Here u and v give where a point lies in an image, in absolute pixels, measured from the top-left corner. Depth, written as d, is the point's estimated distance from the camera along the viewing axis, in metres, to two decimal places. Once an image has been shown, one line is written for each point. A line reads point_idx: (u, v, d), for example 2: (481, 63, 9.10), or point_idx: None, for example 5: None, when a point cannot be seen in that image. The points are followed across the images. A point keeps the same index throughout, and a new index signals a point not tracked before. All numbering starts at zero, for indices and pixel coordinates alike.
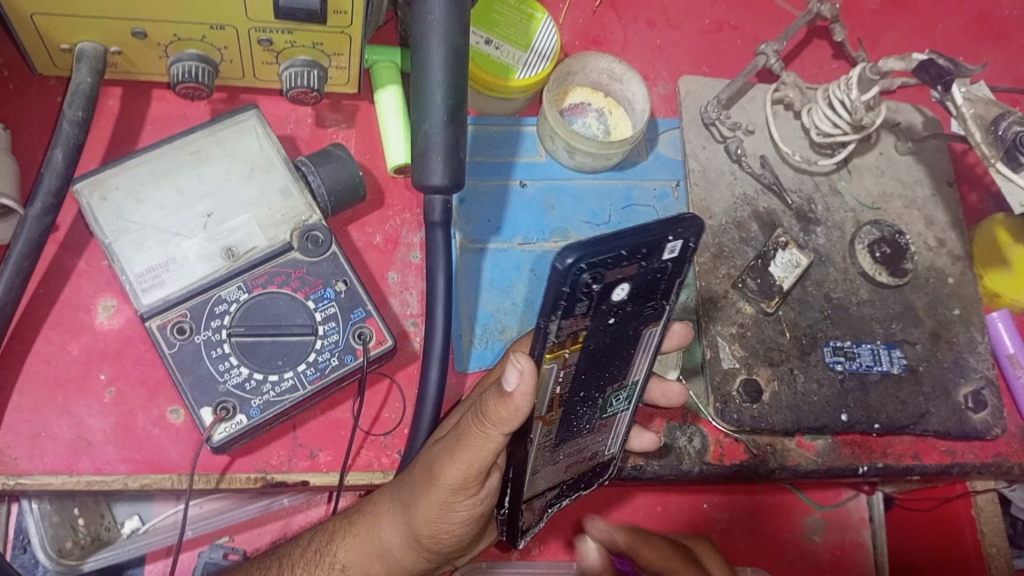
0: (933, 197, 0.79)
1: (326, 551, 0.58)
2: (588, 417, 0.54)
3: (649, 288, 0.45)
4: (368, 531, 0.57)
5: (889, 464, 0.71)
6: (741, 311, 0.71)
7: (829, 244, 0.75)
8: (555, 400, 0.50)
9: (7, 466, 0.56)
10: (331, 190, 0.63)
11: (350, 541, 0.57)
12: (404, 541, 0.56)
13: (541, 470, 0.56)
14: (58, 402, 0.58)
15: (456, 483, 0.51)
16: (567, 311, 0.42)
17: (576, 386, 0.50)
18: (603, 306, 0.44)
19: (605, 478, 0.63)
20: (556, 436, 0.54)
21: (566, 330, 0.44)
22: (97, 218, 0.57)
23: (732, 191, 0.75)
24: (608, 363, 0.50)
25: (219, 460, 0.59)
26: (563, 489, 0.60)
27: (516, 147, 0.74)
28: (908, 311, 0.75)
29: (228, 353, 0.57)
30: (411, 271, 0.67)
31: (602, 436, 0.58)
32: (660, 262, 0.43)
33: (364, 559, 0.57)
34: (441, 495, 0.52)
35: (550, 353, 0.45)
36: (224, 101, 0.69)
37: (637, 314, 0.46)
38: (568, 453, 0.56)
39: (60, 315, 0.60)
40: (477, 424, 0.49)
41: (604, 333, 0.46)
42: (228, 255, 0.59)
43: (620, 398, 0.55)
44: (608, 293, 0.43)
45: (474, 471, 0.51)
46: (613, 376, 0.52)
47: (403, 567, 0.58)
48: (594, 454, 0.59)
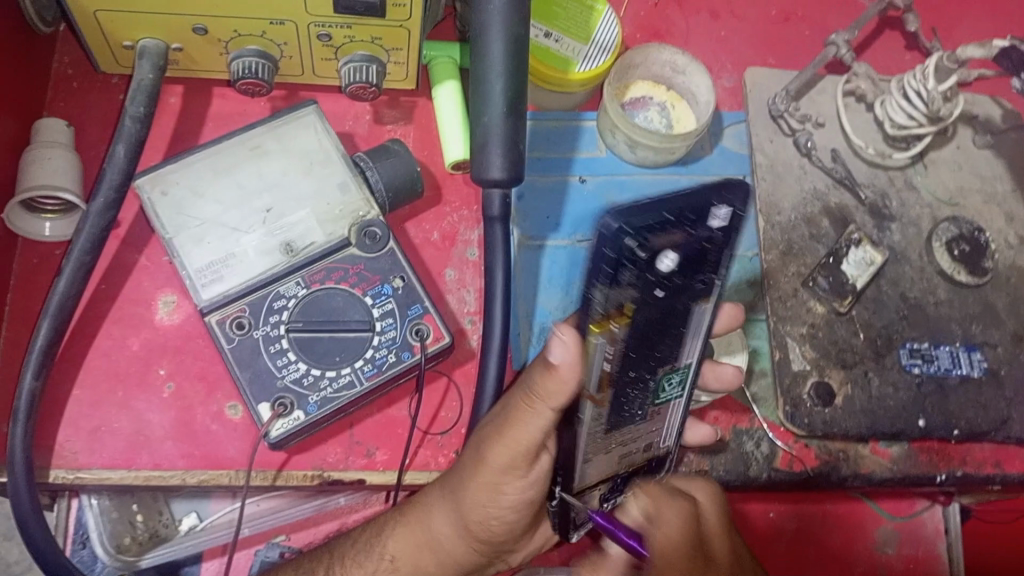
0: (1014, 192, 0.75)
1: (377, 540, 0.58)
2: (641, 404, 0.52)
3: (698, 259, 0.44)
4: (418, 521, 0.57)
5: (969, 473, 0.67)
6: (812, 310, 0.68)
7: (905, 241, 0.72)
8: (603, 379, 0.48)
9: (67, 459, 0.56)
10: (390, 186, 0.62)
11: (399, 531, 0.57)
12: (452, 530, 0.56)
13: (592, 461, 0.53)
14: (118, 397, 0.58)
15: (503, 464, 0.52)
16: (612, 278, 0.42)
17: (627, 367, 0.48)
18: (651, 276, 0.43)
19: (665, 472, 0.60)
20: (607, 422, 0.52)
21: (612, 301, 0.44)
22: (158, 213, 0.57)
23: (801, 185, 0.72)
24: (659, 343, 0.48)
25: (276, 456, 0.58)
26: (616, 483, 0.58)
27: (575, 143, 0.72)
28: (989, 312, 0.71)
29: (286, 348, 0.57)
30: (468, 268, 0.66)
31: (657, 426, 0.55)
32: (709, 230, 0.43)
33: (414, 549, 0.57)
34: (489, 475, 0.53)
35: (596, 325, 0.45)
36: (283, 98, 0.69)
37: (688, 287, 0.46)
38: (622, 441, 0.54)
39: (120, 310, 0.60)
40: (525, 401, 0.49)
41: (652, 308, 0.45)
42: (287, 250, 0.58)
43: (672, 383, 0.53)
44: (657, 260, 0.42)
45: (523, 451, 0.51)
46: (664, 359, 0.50)
47: (452, 559, 0.57)
48: (648, 444, 0.56)
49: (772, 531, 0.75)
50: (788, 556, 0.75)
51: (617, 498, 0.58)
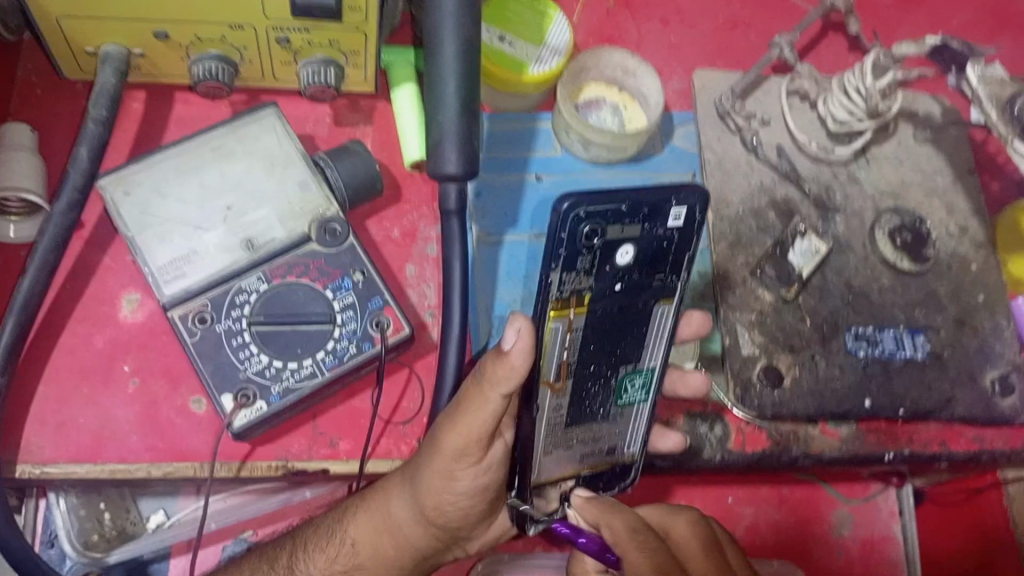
0: (954, 185, 0.78)
1: (339, 526, 0.60)
2: (601, 400, 0.57)
3: (656, 257, 0.52)
4: (377, 507, 0.58)
5: (916, 451, 0.70)
6: (760, 298, 0.70)
7: (848, 231, 0.75)
8: (562, 367, 0.54)
9: (33, 454, 0.57)
10: (349, 183, 0.64)
11: (360, 517, 0.59)
12: (410, 515, 0.57)
13: (553, 453, 0.56)
14: (83, 393, 0.59)
15: (457, 449, 0.53)
16: (569, 264, 0.50)
17: (585, 357, 0.54)
18: (608, 268, 0.51)
19: (627, 484, 0.61)
20: (567, 415, 0.56)
21: (570, 287, 0.51)
22: (121, 212, 0.59)
23: (749, 180, 0.75)
24: (619, 338, 0.55)
25: (240, 448, 0.60)
26: (579, 482, 0.59)
27: (531, 143, 0.74)
28: (931, 298, 0.74)
29: (248, 342, 0.58)
30: (428, 263, 0.68)
31: (620, 427, 0.59)
32: (664, 228, 0.51)
33: (373, 534, 0.58)
34: (445, 461, 0.54)
35: (554, 309, 0.51)
36: (245, 102, 0.70)
37: (647, 285, 0.53)
38: (582, 439, 0.57)
39: (86, 309, 0.61)
40: (476, 385, 0.51)
41: (611, 301, 0.52)
42: (248, 246, 0.60)
43: (635, 387, 0.58)
44: (613, 251, 0.50)
45: (476, 436, 0.53)
46: (624, 355, 0.56)
47: (410, 547, 0.59)
48: (611, 448, 0.59)
49: (731, 516, 0.76)
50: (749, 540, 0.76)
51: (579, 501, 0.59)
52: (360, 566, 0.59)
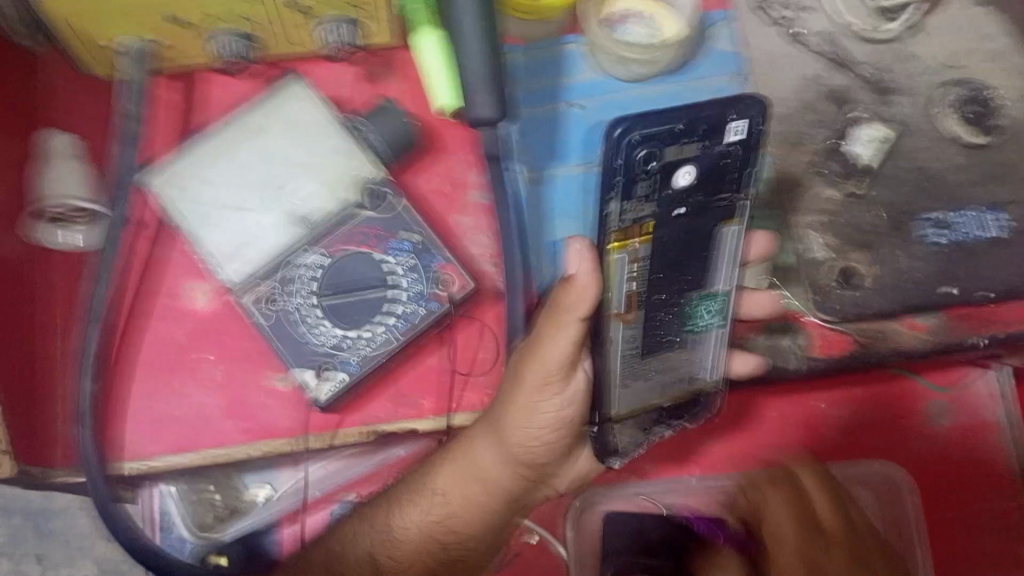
0: (1022, 43, 0.73)
1: (428, 478, 0.61)
2: (676, 327, 0.57)
3: (719, 176, 0.52)
4: (464, 454, 0.60)
5: (1012, 334, 0.66)
6: (828, 198, 0.68)
7: (913, 111, 0.71)
8: (631, 299, 0.55)
9: (137, 451, 0.61)
10: (390, 144, 0.63)
11: (447, 466, 0.60)
12: (496, 458, 0.59)
13: (630, 385, 0.58)
14: (173, 387, 0.62)
15: (539, 381, 0.54)
16: (627, 193, 0.50)
17: (654, 287, 0.55)
18: (667, 192, 0.51)
19: (711, 410, 0.62)
20: (642, 344, 0.57)
21: (630, 215, 0.51)
22: (180, 209, 0.60)
23: (799, 74, 0.71)
24: (685, 264, 0.55)
25: (327, 419, 0.61)
26: (659, 415, 0.60)
27: (559, 70, 0.72)
28: (1010, 169, 0.70)
29: (320, 317, 0.60)
30: (481, 212, 0.67)
31: (694, 354, 0.59)
32: (724, 144, 0.50)
33: (461, 480, 0.60)
34: (528, 394, 0.55)
35: (615, 242, 0.52)
36: (277, 76, 0.70)
37: (711, 206, 0.53)
38: (658, 367, 0.58)
39: (161, 305, 0.63)
40: (555, 315, 0.52)
41: (675, 226, 0.53)
42: (305, 223, 0.61)
43: (709, 311, 0.58)
44: (671, 174, 0.50)
45: (554, 365, 0.53)
46: (693, 281, 0.56)
47: (500, 488, 0.60)
48: (693, 377, 0.60)
49: (821, 418, 0.74)
50: (845, 439, 0.75)
51: (664, 430, 0.60)
52: (453, 515, 0.60)
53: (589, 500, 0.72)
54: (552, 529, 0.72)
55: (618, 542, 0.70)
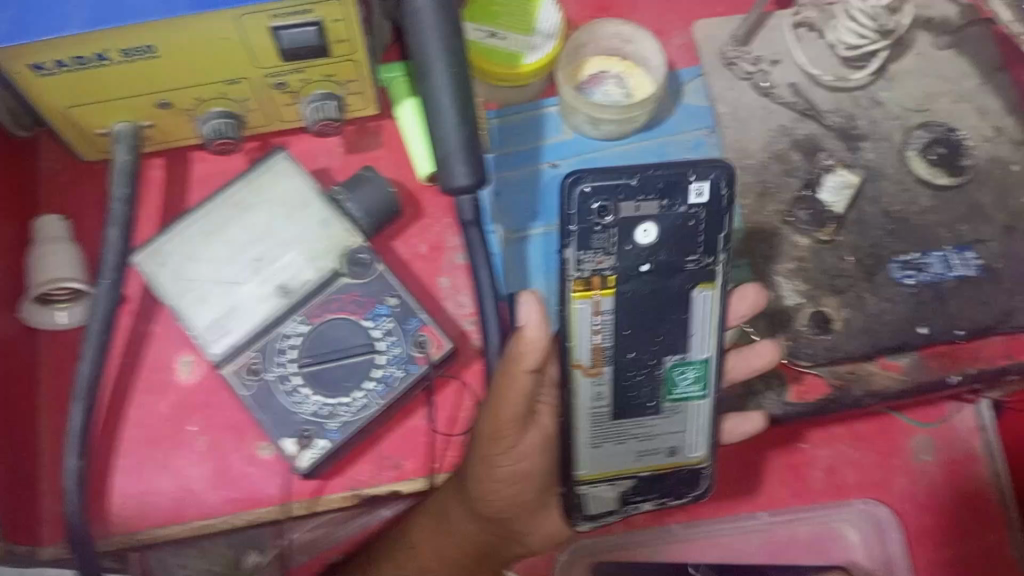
0: (983, 86, 0.75)
1: (404, 534, 0.63)
2: (650, 392, 0.57)
3: (685, 237, 0.54)
4: (434, 505, 0.62)
5: (983, 369, 0.68)
6: (797, 245, 0.70)
7: (878, 157, 0.73)
8: (596, 351, 0.56)
9: (125, 524, 0.61)
10: (368, 212, 0.65)
11: (418, 522, 0.63)
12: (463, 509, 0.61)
13: (603, 447, 0.57)
14: (160, 459, 0.62)
15: (490, 433, 0.56)
16: (585, 242, 0.54)
17: (623, 343, 0.56)
18: (629, 247, 0.54)
19: (701, 491, 0.60)
20: (613, 406, 0.57)
21: (588, 265, 0.54)
22: (160, 283, 0.61)
23: (767, 125, 0.73)
24: (657, 323, 0.56)
25: (311, 485, 0.62)
26: (639, 483, 0.58)
27: (540, 131, 0.73)
28: (976, 209, 0.71)
29: (299, 384, 0.60)
30: (459, 273, 0.69)
31: (677, 424, 0.58)
32: (687, 206, 0.54)
33: (431, 534, 0.62)
34: (483, 446, 0.57)
35: (578, 290, 0.55)
36: (258, 148, 0.71)
37: (680, 268, 0.55)
38: (635, 433, 0.58)
39: (147, 378, 0.64)
40: (505, 368, 0.55)
41: (640, 282, 0.55)
42: (283, 292, 0.62)
43: (688, 380, 0.57)
44: (632, 229, 0.54)
45: (507, 418, 0.55)
46: (669, 343, 0.57)
47: (469, 539, 0.62)
48: (673, 449, 0.58)
49: (806, 461, 0.73)
50: (831, 484, 0.73)
51: (641, 503, 0.59)
52: (427, 567, 0.62)
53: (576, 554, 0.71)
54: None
55: None
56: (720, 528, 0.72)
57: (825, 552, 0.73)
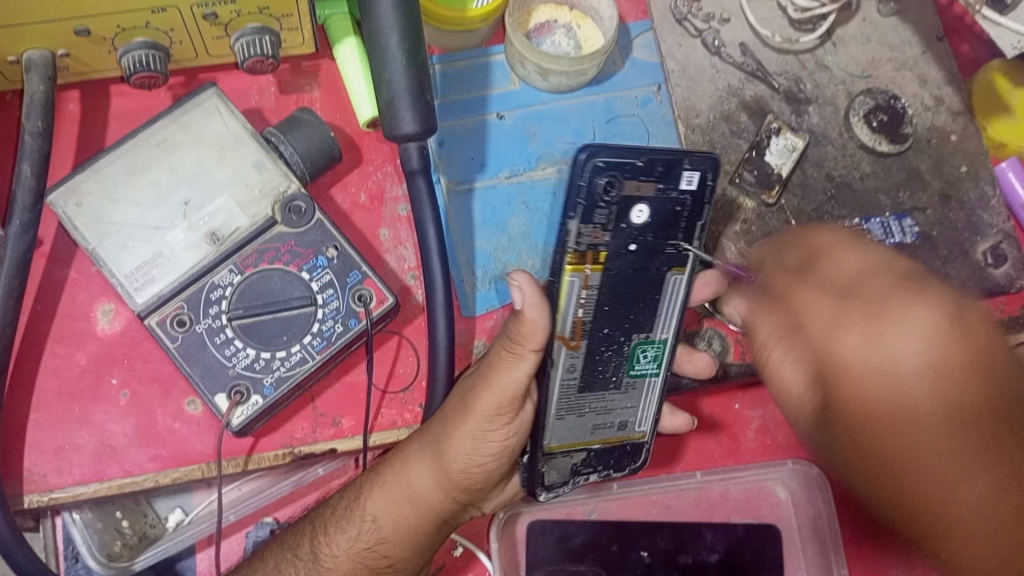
0: (925, 54, 0.76)
1: (356, 505, 0.57)
2: (615, 367, 0.57)
3: (670, 222, 0.55)
4: (397, 477, 0.56)
5: None
6: (743, 207, 0.69)
7: (823, 121, 0.73)
8: (577, 325, 0.55)
9: (38, 483, 0.57)
10: (306, 156, 0.61)
11: (378, 492, 0.57)
12: (434, 481, 0.56)
13: (565, 418, 0.57)
14: (77, 414, 0.59)
15: (492, 410, 0.53)
16: (587, 216, 0.53)
17: (600, 317, 0.56)
18: (624, 226, 0.54)
19: (639, 464, 0.60)
20: (580, 378, 0.57)
21: (586, 240, 0.54)
22: (76, 225, 0.57)
23: (715, 84, 0.72)
24: (633, 303, 0.56)
25: (243, 443, 0.59)
26: (590, 456, 0.58)
27: (487, 80, 0.70)
28: (914, 177, 0.72)
29: (232, 337, 0.57)
30: (401, 224, 0.66)
31: (632, 401, 0.59)
32: (679, 191, 0.55)
33: (395, 508, 0.56)
34: (477, 423, 0.54)
35: (571, 263, 0.54)
36: (183, 84, 0.67)
37: (660, 250, 0.56)
38: (595, 407, 0.57)
39: (61, 327, 0.60)
40: (508, 347, 0.53)
41: (626, 261, 0.55)
42: (213, 240, 0.58)
43: (647, 358, 0.58)
44: (628, 209, 0.54)
45: (511, 394, 0.53)
46: (638, 322, 0.57)
47: (433, 513, 0.57)
48: (623, 424, 0.59)
49: (739, 421, 0.72)
50: (762, 443, 0.72)
51: (588, 475, 0.59)
52: (384, 541, 0.57)
53: (514, 512, 0.70)
54: (479, 541, 0.69)
55: (542, 553, 0.70)
56: (652, 488, 0.72)
57: (756, 510, 0.74)
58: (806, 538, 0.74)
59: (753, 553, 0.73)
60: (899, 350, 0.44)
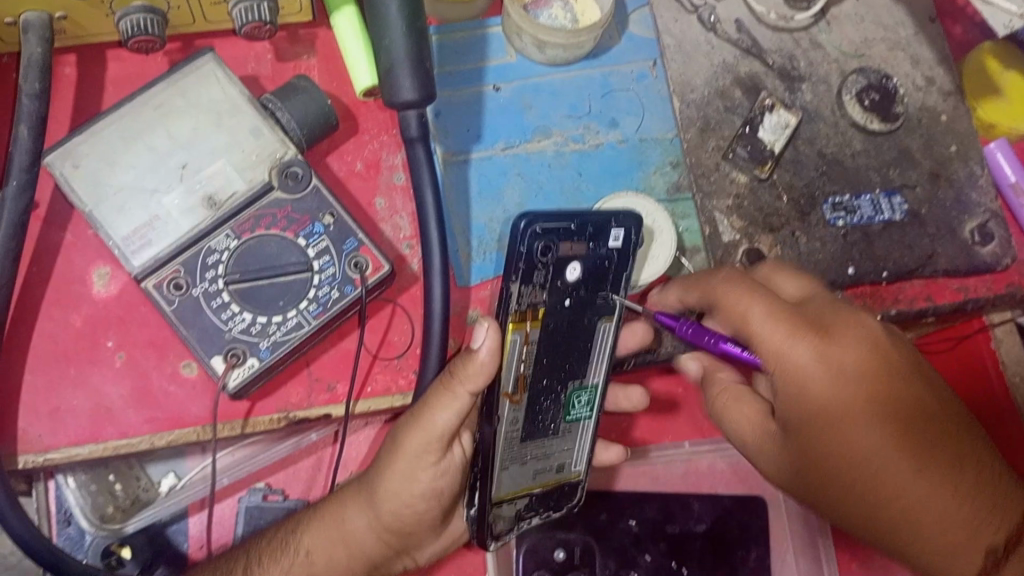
0: (917, 35, 0.76)
1: (293, 536, 0.59)
2: (552, 416, 0.58)
3: (598, 277, 0.57)
4: (333, 516, 0.58)
5: (901, 309, 0.71)
6: (735, 182, 0.70)
7: (817, 99, 0.73)
8: (520, 380, 0.56)
9: (32, 444, 0.58)
10: (303, 123, 0.61)
11: (314, 526, 0.58)
12: (366, 522, 0.57)
13: (508, 468, 0.57)
14: (72, 376, 0.59)
15: (418, 449, 0.53)
16: (526, 277, 0.54)
17: (541, 370, 0.56)
18: (559, 283, 0.56)
19: (576, 503, 0.61)
20: (523, 429, 0.57)
21: (527, 300, 0.55)
22: (74, 187, 0.57)
23: (711, 60, 0.73)
24: (567, 355, 0.58)
25: (239, 407, 0.60)
26: (532, 501, 0.59)
27: (483, 51, 0.71)
28: (904, 155, 0.73)
29: (228, 301, 0.58)
30: (397, 194, 0.66)
31: (567, 444, 0.60)
32: (606, 248, 0.57)
33: (328, 542, 0.57)
34: (405, 461, 0.54)
35: (513, 322, 0.54)
36: (180, 50, 0.66)
37: (591, 303, 0.58)
38: (534, 454, 0.58)
39: (57, 290, 0.60)
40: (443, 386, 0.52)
41: (562, 316, 0.56)
42: (210, 204, 0.58)
43: (582, 403, 0.59)
44: (564, 268, 0.55)
45: (438, 435, 0.53)
46: (573, 372, 0.58)
47: (365, 556, 0.58)
48: (561, 466, 0.60)
49: None
50: None
51: (531, 519, 0.59)
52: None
53: None
54: None
55: None
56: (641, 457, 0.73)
57: (744, 482, 0.74)
58: (793, 508, 0.74)
59: (738, 524, 0.73)
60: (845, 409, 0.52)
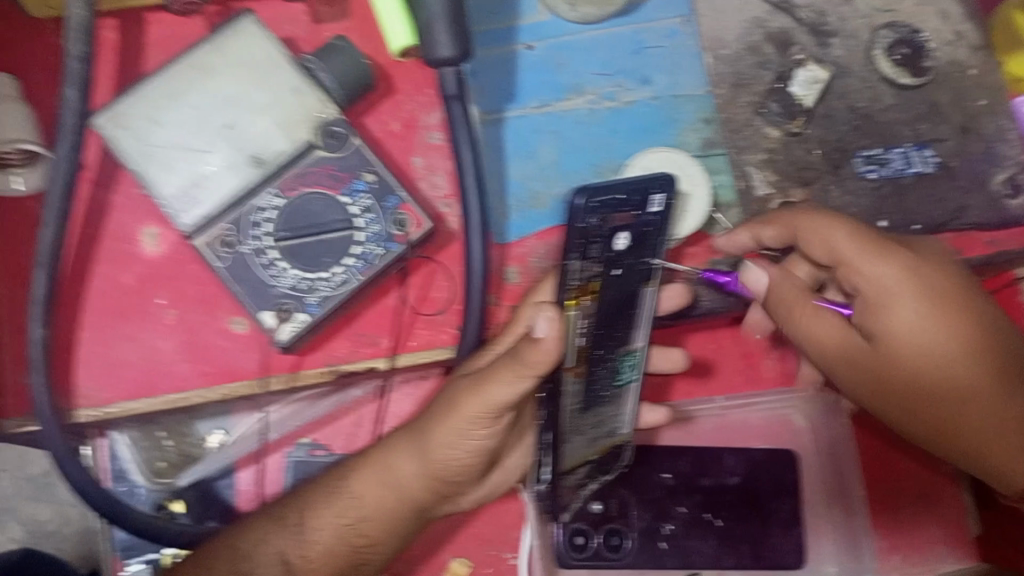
0: None
1: (343, 482, 0.60)
2: (606, 383, 0.60)
3: (643, 243, 0.58)
4: (381, 462, 0.59)
5: None
6: (767, 136, 0.71)
7: (848, 54, 0.74)
8: (580, 352, 0.56)
9: (89, 398, 0.59)
10: (342, 82, 0.63)
11: (363, 472, 0.59)
12: (415, 470, 0.58)
13: (572, 439, 0.59)
14: (125, 333, 0.60)
15: (477, 415, 0.55)
16: (584, 252, 0.54)
17: (596, 340, 0.57)
18: (611, 253, 0.56)
19: (622, 463, 0.66)
20: (581, 399, 0.59)
21: (585, 273, 0.55)
22: (123, 148, 0.58)
23: (742, 16, 0.73)
24: (616, 321, 0.59)
25: (288, 360, 0.61)
26: (590, 467, 0.62)
27: (515, 10, 0.71)
28: (934, 109, 0.74)
29: (276, 258, 0.59)
30: (434, 152, 0.67)
31: (617, 409, 0.62)
32: (650, 215, 0.57)
33: (378, 488, 0.59)
34: (460, 421, 0.55)
35: (573, 297, 0.54)
36: (219, 13, 0.67)
37: (637, 270, 0.58)
38: (592, 424, 0.61)
39: (107, 248, 0.61)
40: (512, 364, 0.53)
41: (614, 285, 0.57)
42: (255, 162, 0.59)
43: (629, 367, 0.61)
44: (614, 238, 0.56)
45: (496, 406, 0.54)
46: (621, 338, 0.59)
47: (411, 500, 0.59)
48: (613, 431, 0.63)
49: None
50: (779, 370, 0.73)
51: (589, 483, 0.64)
52: (364, 519, 0.59)
53: None
54: None
55: None
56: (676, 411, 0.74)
57: (777, 436, 0.74)
58: (824, 462, 0.74)
59: (772, 477, 0.72)
60: (935, 345, 0.58)
